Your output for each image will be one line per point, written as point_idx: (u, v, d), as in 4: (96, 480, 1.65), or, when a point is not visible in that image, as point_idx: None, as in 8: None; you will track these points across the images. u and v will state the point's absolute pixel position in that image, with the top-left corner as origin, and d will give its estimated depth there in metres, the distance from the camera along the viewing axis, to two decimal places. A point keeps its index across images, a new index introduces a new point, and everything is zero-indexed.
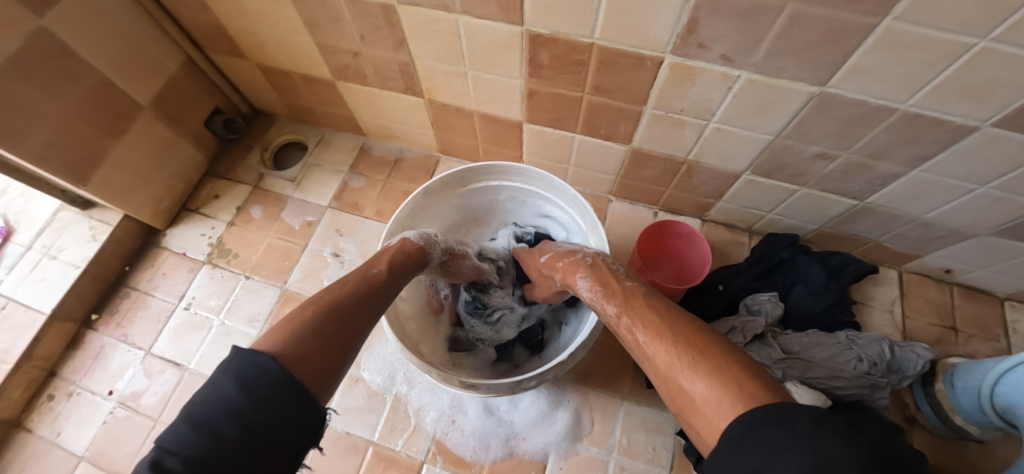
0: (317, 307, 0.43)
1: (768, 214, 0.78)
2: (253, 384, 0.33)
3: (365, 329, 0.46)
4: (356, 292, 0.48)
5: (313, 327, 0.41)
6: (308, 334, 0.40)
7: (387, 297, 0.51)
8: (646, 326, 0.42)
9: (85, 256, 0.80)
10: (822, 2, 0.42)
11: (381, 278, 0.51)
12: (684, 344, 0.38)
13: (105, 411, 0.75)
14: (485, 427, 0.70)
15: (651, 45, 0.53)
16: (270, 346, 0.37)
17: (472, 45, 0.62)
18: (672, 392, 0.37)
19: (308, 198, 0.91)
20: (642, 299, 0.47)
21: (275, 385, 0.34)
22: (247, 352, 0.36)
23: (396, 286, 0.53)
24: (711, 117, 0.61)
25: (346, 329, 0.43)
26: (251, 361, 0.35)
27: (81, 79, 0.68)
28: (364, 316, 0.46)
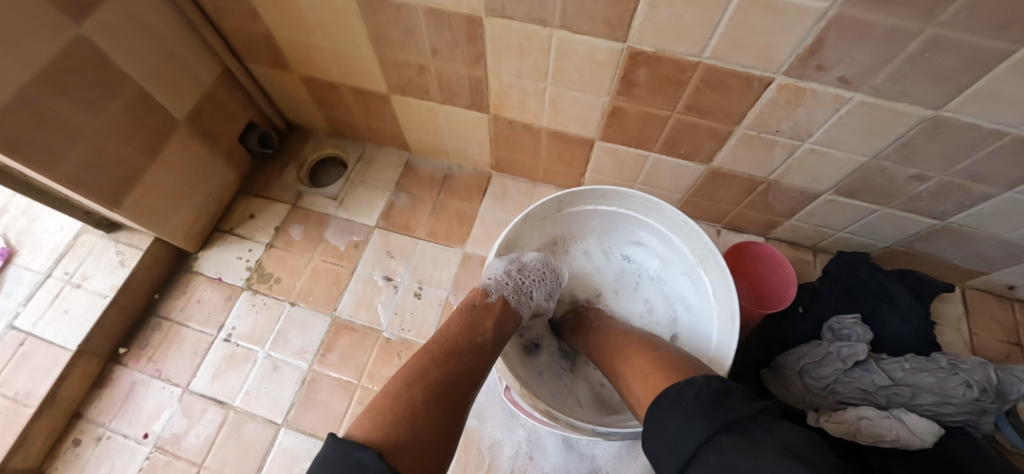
0: (425, 388, 0.42)
1: (839, 232, 0.77)
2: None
3: (465, 411, 0.44)
4: (459, 366, 0.46)
5: (423, 415, 0.39)
6: (412, 426, 0.38)
7: (488, 372, 0.49)
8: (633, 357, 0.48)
9: (114, 284, 0.73)
10: (968, 28, 0.40)
11: (486, 351, 0.49)
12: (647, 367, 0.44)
13: (141, 457, 0.68)
14: (566, 463, 0.66)
15: (766, 66, 0.51)
16: (376, 438, 0.36)
17: (563, 62, 0.58)
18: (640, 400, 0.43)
19: (354, 217, 0.85)
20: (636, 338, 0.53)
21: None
22: (348, 447, 0.34)
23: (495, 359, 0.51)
24: (808, 138, 0.59)
25: (454, 415, 0.42)
26: (354, 459, 0.33)
27: (120, 96, 0.62)
28: (465, 396, 0.45)
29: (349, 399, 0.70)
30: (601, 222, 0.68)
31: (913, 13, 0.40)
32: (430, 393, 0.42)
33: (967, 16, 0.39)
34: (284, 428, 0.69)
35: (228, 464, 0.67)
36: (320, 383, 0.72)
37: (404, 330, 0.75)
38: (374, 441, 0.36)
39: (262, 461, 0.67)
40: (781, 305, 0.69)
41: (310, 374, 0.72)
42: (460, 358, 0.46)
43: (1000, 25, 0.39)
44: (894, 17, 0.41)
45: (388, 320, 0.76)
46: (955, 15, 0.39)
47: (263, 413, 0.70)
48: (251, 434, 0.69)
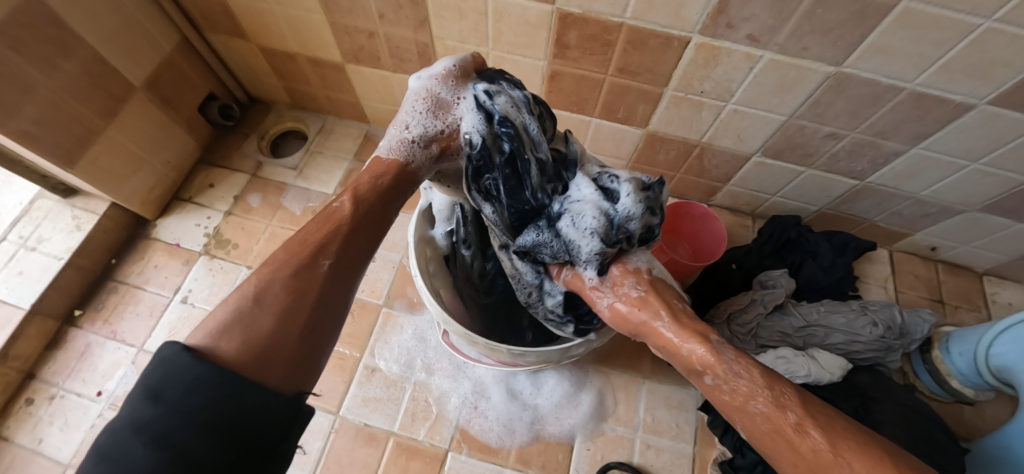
0: (263, 272, 0.32)
1: (773, 196, 0.81)
2: (165, 393, 0.23)
3: (334, 282, 0.32)
4: (312, 237, 0.34)
5: (252, 298, 0.29)
6: (236, 313, 0.28)
7: (363, 233, 0.35)
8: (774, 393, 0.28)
9: (69, 247, 0.74)
10: None
11: (344, 215, 0.35)
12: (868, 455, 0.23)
13: (94, 414, 0.69)
14: (509, 412, 0.69)
15: (681, 24, 0.55)
16: (195, 339, 0.27)
17: (499, 25, 0.62)
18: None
19: (312, 186, 0.87)
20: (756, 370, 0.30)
21: (193, 385, 0.23)
22: (164, 352, 0.25)
23: (377, 216, 0.37)
24: (730, 98, 0.64)
25: (301, 288, 0.31)
26: (167, 361, 0.24)
27: (74, 54, 0.64)
28: (322, 264, 0.32)
29: None
30: None
31: None
32: (267, 273, 0.31)
33: None
34: None
35: None
36: None
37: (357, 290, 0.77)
38: (203, 340, 0.27)
39: None
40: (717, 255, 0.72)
41: None
42: (312, 229, 0.34)
43: None
44: None
45: None
46: None
47: None
48: None
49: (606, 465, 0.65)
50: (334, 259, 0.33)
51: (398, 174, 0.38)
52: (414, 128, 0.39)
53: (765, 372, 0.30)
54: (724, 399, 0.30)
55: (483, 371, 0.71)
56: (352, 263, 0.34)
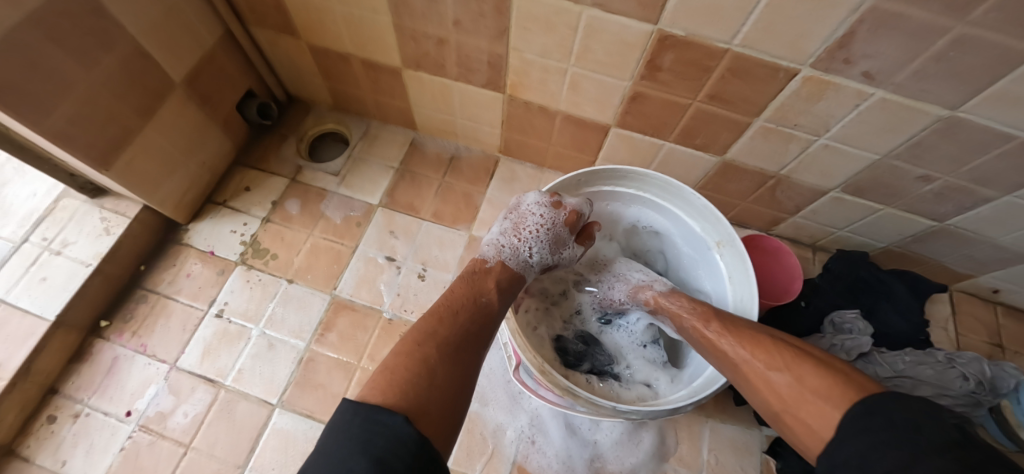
0: (437, 345, 0.41)
1: (840, 231, 0.78)
2: (388, 458, 0.29)
3: (476, 372, 0.43)
4: (468, 325, 0.45)
5: (434, 371, 0.39)
6: (421, 378, 0.38)
7: (494, 332, 0.47)
8: (798, 368, 0.40)
9: (98, 252, 0.68)
10: (995, 27, 0.41)
11: (493, 310, 0.48)
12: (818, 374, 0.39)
13: (123, 436, 0.64)
14: (569, 449, 0.65)
15: (794, 56, 0.51)
16: (390, 399, 0.35)
17: (589, 41, 0.57)
18: (773, 403, 0.42)
19: (356, 195, 0.82)
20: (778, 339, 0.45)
21: (404, 452, 0.30)
22: (368, 411, 0.33)
23: (503, 321, 0.49)
24: (824, 133, 0.60)
25: (462, 370, 0.41)
26: (378, 420, 0.32)
27: (116, 47, 0.58)
28: (475, 356, 0.43)
29: (349, 380, 0.68)
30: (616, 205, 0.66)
31: (946, 9, 0.41)
32: (440, 350, 0.41)
33: (997, 16, 0.40)
34: (279, 409, 0.66)
35: (218, 445, 0.64)
36: (318, 363, 0.69)
37: (406, 312, 0.72)
38: (391, 398, 0.35)
39: (254, 442, 0.64)
40: (786, 294, 0.69)
41: (307, 353, 0.69)
42: (470, 316, 0.46)
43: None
44: (927, 12, 0.42)
45: (390, 300, 0.73)
46: (985, 12, 0.40)
47: (257, 393, 0.67)
48: (243, 415, 0.65)
49: None
50: (483, 349, 0.45)
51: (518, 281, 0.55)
52: (534, 255, 0.56)
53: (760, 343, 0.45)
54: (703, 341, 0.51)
55: (540, 403, 0.67)
56: (484, 353, 0.45)
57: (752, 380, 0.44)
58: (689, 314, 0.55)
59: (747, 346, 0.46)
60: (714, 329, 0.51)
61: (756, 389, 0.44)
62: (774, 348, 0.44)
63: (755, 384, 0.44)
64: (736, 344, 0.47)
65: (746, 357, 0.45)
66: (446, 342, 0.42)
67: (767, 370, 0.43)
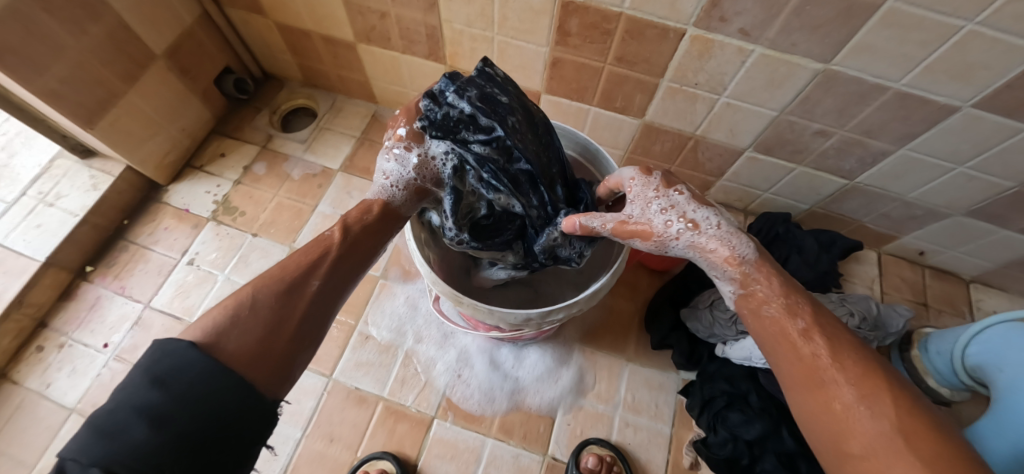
0: (258, 279, 0.36)
1: (764, 193, 0.83)
2: (168, 383, 0.27)
3: (325, 297, 0.38)
4: (304, 257, 0.39)
5: (248, 304, 0.34)
6: (239, 317, 0.33)
7: (350, 258, 0.41)
8: (804, 314, 0.35)
9: (85, 205, 0.77)
10: None
11: (339, 237, 0.42)
12: (840, 348, 0.33)
13: (100, 363, 0.72)
14: (492, 382, 0.71)
15: (677, 16, 0.57)
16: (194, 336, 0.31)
17: (504, 10, 0.64)
18: (770, 347, 0.36)
19: (320, 161, 0.89)
20: (791, 308, 0.36)
21: (198, 379, 0.28)
22: (160, 344, 0.30)
23: (361, 245, 0.43)
24: (723, 91, 0.66)
25: (292, 305, 0.35)
26: (165, 354, 0.29)
27: (101, 19, 0.67)
28: (313, 284, 0.38)
29: None
30: None
31: None
32: (261, 284, 0.36)
33: None
34: None
35: None
36: None
37: None
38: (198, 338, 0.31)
39: None
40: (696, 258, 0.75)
41: None
42: (306, 248, 0.40)
43: None
44: None
45: None
46: None
47: None
48: None
49: (585, 439, 0.67)
50: (322, 280, 0.38)
51: (383, 210, 0.46)
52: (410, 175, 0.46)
53: (781, 300, 0.36)
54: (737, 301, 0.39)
55: (469, 342, 0.74)
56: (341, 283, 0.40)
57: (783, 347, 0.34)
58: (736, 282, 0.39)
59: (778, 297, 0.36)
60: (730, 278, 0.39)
61: (805, 381, 0.32)
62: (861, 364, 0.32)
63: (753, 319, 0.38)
64: (765, 298, 0.37)
65: (798, 384, 0.33)
66: (278, 283, 0.36)
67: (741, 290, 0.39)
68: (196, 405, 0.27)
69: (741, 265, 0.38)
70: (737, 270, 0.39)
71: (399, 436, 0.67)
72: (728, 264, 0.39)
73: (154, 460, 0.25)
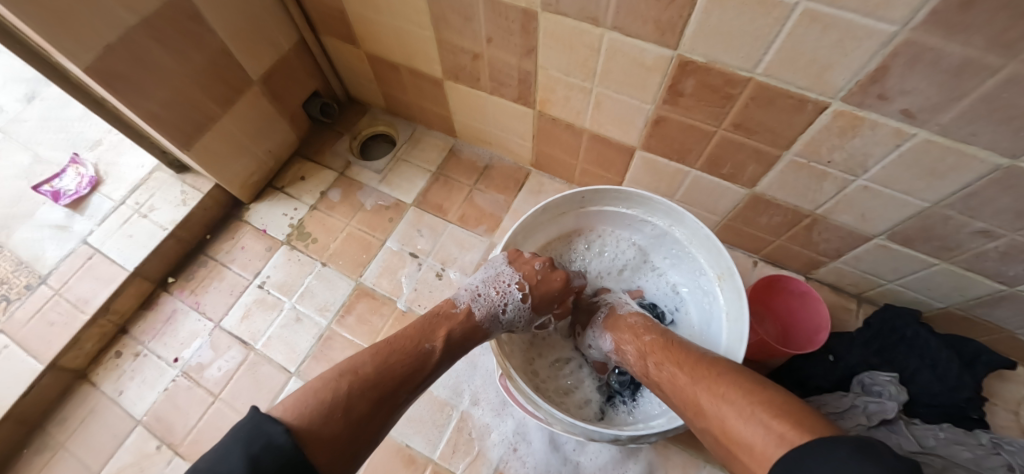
0: (356, 380, 0.39)
1: (888, 283, 0.71)
2: (262, 458, 0.30)
3: (397, 412, 0.42)
4: (401, 368, 0.42)
5: (343, 404, 0.37)
6: (328, 415, 0.36)
7: (426, 381, 0.45)
8: (668, 360, 0.45)
9: (174, 219, 0.81)
10: None
11: (432, 357, 0.45)
12: (710, 384, 0.39)
13: (167, 378, 0.74)
14: (548, 463, 0.65)
15: (822, 88, 0.49)
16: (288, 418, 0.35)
17: (611, 62, 0.59)
18: (690, 416, 0.40)
19: (394, 193, 0.88)
20: (677, 367, 0.43)
21: (282, 462, 0.31)
22: (261, 419, 0.33)
23: (440, 370, 0.46)
24: (862, 173, 0.56)
25: (376, 420, 0.39)
26: (263, 431, 0.32)
27: (206, 47, 0.69)
28: (399, 398, 0.42)
29: None
30: (625, 226, 0.62)
31: (990, 45, 0.36)
32: (358, 386, 0.39)
33: None
34: (295, 377, 0.73)
35: (240, 399, 0.72)
36: (334, 340, 0.75)
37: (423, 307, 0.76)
38: (289, 418, 0.35)
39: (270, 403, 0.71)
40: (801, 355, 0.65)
41: (326, 331, 0.76)
42: (404, 358, 0.43)
43: None
44: (969, 48, 0.37)
45: (407, 292, 0.77)
46: None
47: (279, 360, 0.74)
48: (266, 376, 0.73)
49: None
50: (407, 394, 0.42)
51: (478, 329, 0.49)
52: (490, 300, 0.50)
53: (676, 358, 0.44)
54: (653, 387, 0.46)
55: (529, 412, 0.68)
56: (411, 397, 0.44)
57: (695, 415, 0.39)
58: (647, 366, 0.47)
59: (667, 363, 0.45)
60: (636, 356, 0.49)
61: (703, 421, 0.39)
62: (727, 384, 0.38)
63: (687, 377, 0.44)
64: (669, 366, 0.44)
65: (712, 437, 0.38)
66: (372, 393, 0.40)
67: (663, 374, 0.44)
68: None
69: (631, 345, 0.50)
70: (645, 357, 0.48)
71: None
72: (645, 356, 0.48)
73: None
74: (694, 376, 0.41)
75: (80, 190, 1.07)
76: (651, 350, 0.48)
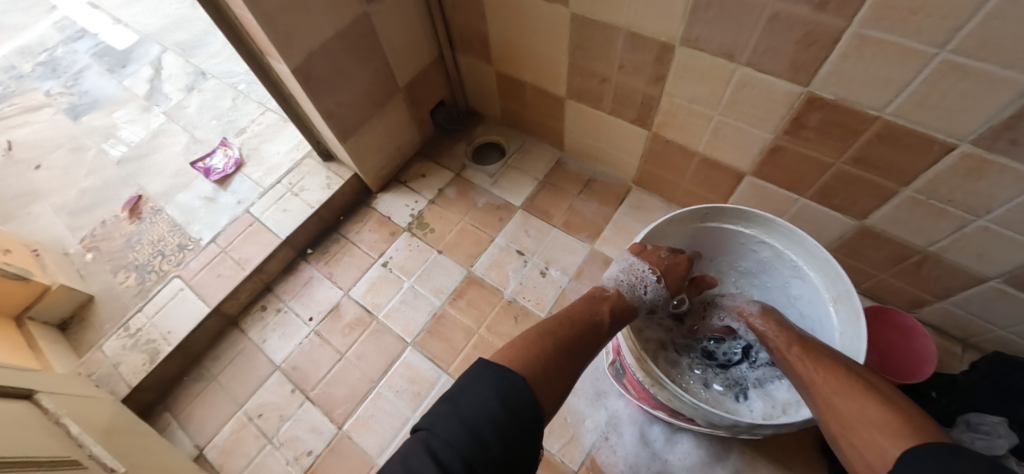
0: (552, 340, 0.48)
1: (1002, 330, 0.70)
2: (509, 397, 0.39)
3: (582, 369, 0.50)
4: (580, 332, 0.51)
5: (548, 355, 0.46)
6: (540, 362, 0.45)
7: (599, 347, 0.52)
8: (807, 353, 0.49)
9: (320, 199, 0.94)
10: None
11: (602, 327, 0.53)
12: (845, 386, 0.42)
13: (303, 333, 0.86)
14: (639, 457, 0.69)
15: (951, 131, 0.53)
16: (514, 365, 0.43)
17: (738, 94, 0.66)
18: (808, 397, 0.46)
19: (505, 195, 0.98)
20: (814, 362, 0.47)
21: (522, 402, 0.40)
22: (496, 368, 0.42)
23: (608, 341, 0.54)
24: (984, 214, 0.58)
25: (570, 371, 0.47)
26: (503, 377, 0.41)
27: (375, 57, 0.83)
28: (583, 357, 0.50)
29: (468, 339, 0.82)
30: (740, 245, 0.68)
31: None
32: (555, 344, 0.48)
33: None
34: (411, 347, 0.82)
35: (363, 360, 0.82)
36: (446, 319, 0.84)
37: (527, 300, 0.84)
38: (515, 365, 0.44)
39: (388, 366, 0.81)
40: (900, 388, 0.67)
41: (439, 310, 0.85)
42: (582, 327, 0.52)
43: None
44: None
45: (513, 285, 0.86)
46: None
47: (398, 330, 0.84)
48: (386, 342, 0.83)
49: None
50: (587, 356, 0.50)
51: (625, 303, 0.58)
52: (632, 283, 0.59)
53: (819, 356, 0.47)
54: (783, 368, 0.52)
55: (622, 407, 0.73)
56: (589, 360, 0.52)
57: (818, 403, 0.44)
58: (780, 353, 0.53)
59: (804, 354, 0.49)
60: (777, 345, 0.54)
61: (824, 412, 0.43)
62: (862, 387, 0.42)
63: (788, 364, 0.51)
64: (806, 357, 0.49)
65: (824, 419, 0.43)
66: (564, 351, 0.48)
67: (797, 360, 0.49)
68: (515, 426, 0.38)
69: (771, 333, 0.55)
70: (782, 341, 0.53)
71: None
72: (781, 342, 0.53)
73: (496, 454, 0.36)
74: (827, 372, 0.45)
75: (227, 169, 1.18)
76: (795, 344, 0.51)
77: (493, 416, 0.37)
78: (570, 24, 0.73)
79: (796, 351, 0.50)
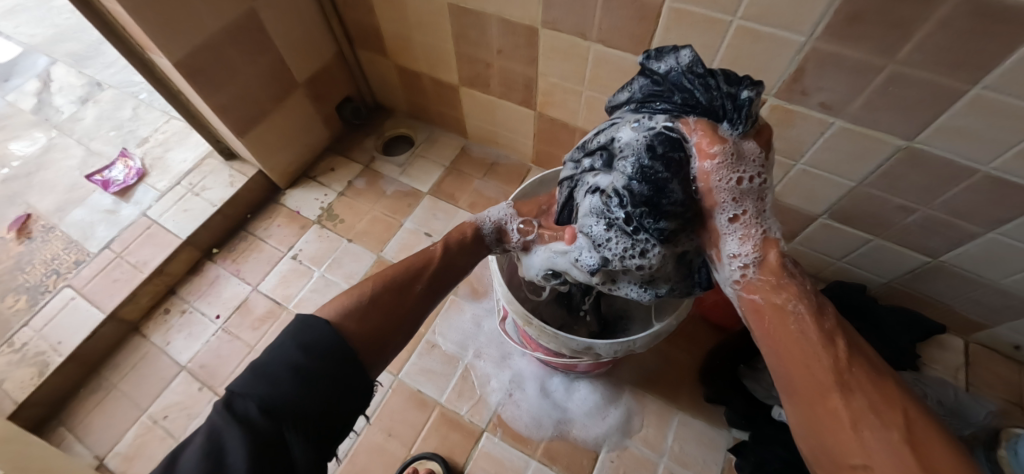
0: (377, 280, 0.42)
1: (839, 261, 0.83)
2: (311, 345, 0.34)
3: (422, 301, 0.44)
4: (409, 265, 0.45)
5: (367, 295, 0.40)
6: (359, 305, 0.39)
7: (441, 276, 0.47)
8: (806, 301, 0.31)
9: (223, 198, 0.94)
10: (921, 66, 0.48)
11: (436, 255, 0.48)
12: (876, 382, 0.28)
13: (209, 331, 0.85)
14: (540, 407, 0.74)
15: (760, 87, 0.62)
16: (328, 314, 0.37)
17: (597, 69, 0.73)
18: (775, 347, 0.31)
19: (413, 183, 1.01)
20: (817, 328, 0.30)
21: (328, 347, 0.34)
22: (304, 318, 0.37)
23: (451, 270, 0.48)
24: (800, 158, 0.69)
25: (399, 306, 0.41)
26: (308, 326, 0.35)
27: (267, 53, 0.84)
28: (416, 287, 0.44)
29: None
30: None
31: (873, 50, 0.49)
32: (378, 283, 0.42)
33: (919, 56, 0.47)
34: None
35: None
36: None
37: None
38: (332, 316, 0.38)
39: None
40: None
41: None
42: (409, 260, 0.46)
43: (947, 65, 0.47)
44: (859, 53, 0.50)
45: None
46: (909, 52, 0.48)
47: None
48: None
49: None
50: (425, 285, 0.44)
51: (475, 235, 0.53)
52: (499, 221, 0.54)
53: (808, 299, 0.31)
54: (747, 305, 0.35)
55: (524, 365, 0.78)
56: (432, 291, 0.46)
57: (803, 377, 0.29)
58: (751, 280, 0.34)
59: (803, 303, 0.31)
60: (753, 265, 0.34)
61: (817, 397, 0.28)
62: (864, 380, 0.28)
63: (771, 322, 0.32)
64: (803, 309, 0.31)
65: (805, 406, 0.29)
66: (392, 287, 0.42)
67: (789, 304, 0.32)
68: (321, 372, 0.32)
69: (742, 241, 0.35)
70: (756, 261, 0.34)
71: (452, 444, 0.71)
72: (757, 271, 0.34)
73: (294, 408, 0.30)
74: (838, 349, 0.29)
75: (127, 180, 1.14)
76: (794, 284, 0.33)
77: (293, 366, 0.32)
78: (449, 13, 0.78)
79: (783, 293, 0.32)
